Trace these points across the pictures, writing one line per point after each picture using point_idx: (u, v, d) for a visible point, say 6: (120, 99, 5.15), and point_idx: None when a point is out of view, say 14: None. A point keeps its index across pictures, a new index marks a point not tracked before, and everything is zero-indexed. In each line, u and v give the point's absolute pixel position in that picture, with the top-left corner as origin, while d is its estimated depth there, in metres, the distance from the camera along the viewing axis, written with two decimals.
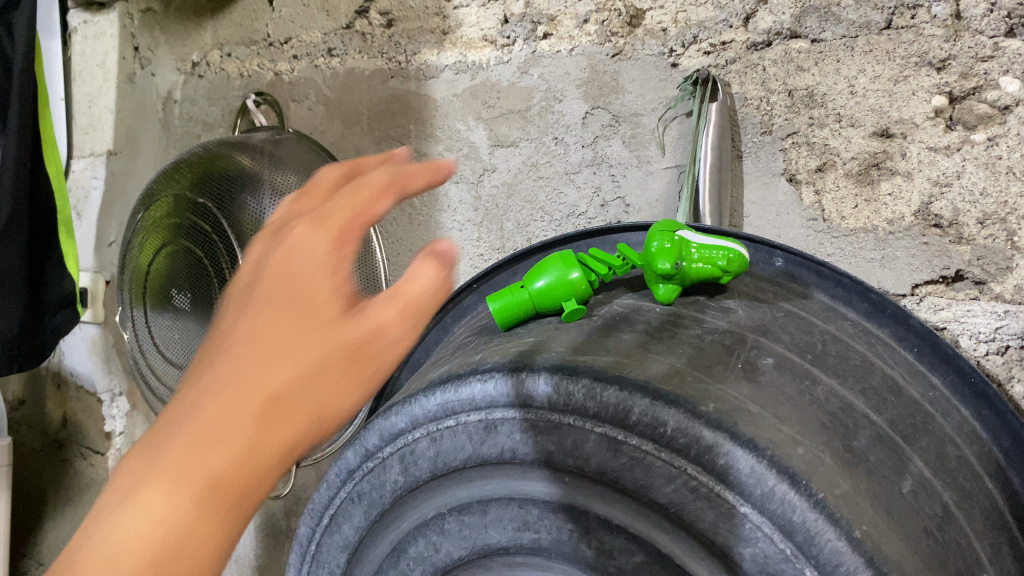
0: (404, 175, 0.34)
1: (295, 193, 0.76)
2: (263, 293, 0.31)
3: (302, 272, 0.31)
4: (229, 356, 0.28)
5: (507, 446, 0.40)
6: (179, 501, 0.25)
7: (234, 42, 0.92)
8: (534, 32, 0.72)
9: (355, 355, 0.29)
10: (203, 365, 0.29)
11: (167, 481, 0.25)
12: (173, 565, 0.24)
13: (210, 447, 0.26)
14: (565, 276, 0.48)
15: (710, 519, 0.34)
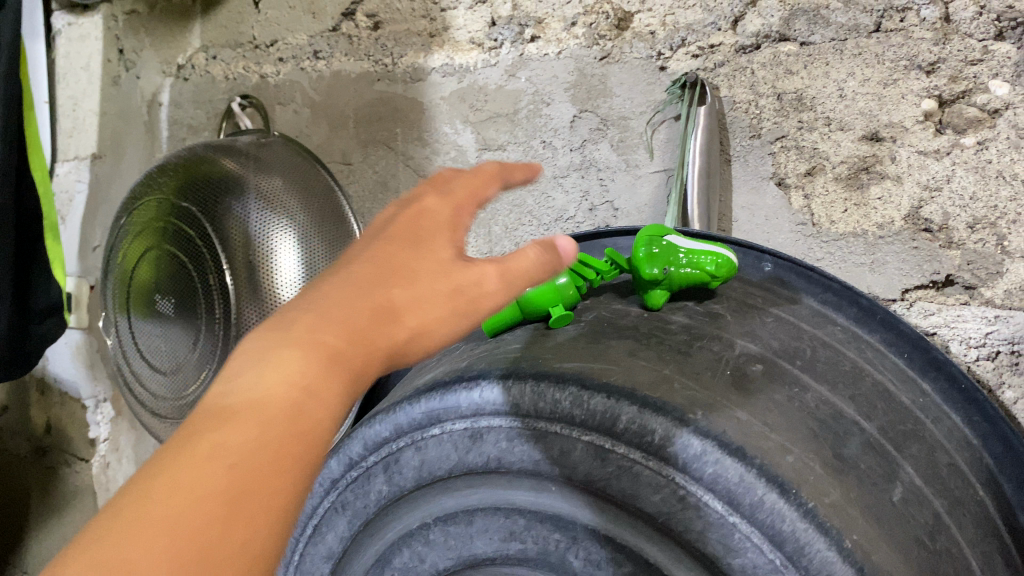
0: (509, 167, 0.38)
1: (282, 200, 0.75)
2: (384, 235, 0.36)
3: (422, 225, 0.36)
4: (356, 277, 0.33)
5: (493, 455, 0.40)
6: (319, 375, 0.29)
7: (219, 44, 0.91)
8: (521, 35, 0.71)
9: (464, 292, 0.33)
10: (333, 280, 0.34)
11: (302, 347, 0.30)
12: (305, 410, 0.28)
13: (342, 327, 0.31)
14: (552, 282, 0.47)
15: (699, 529, 0.33)
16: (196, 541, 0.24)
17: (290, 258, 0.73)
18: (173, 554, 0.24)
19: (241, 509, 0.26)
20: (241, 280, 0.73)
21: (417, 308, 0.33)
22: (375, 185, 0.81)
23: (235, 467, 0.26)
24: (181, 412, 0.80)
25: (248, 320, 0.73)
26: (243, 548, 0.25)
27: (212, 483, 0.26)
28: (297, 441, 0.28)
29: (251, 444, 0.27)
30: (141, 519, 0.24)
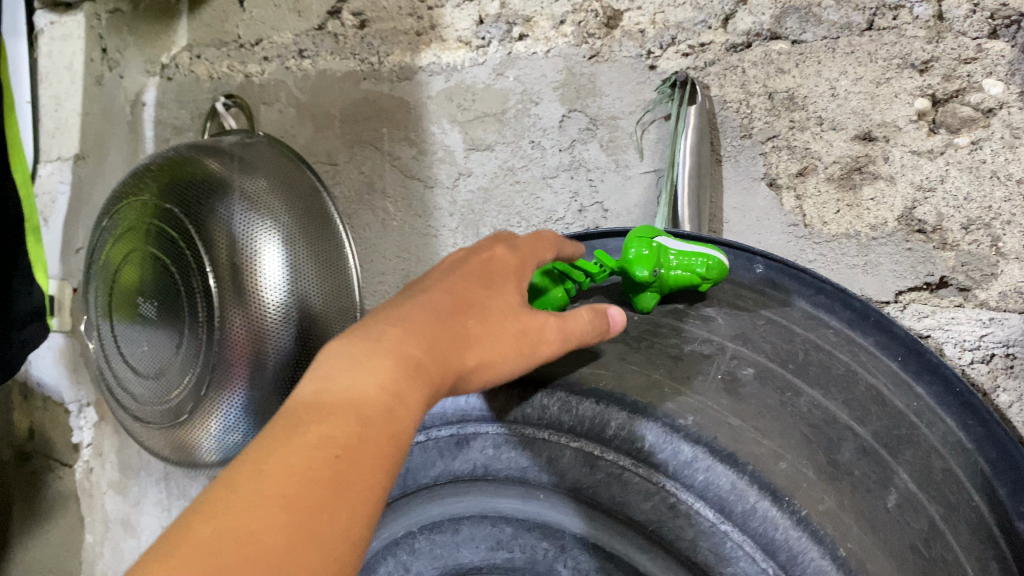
0: (562, 239, 0.48)
1: (266, 200, 0.73)
2: (459, 276, 0.42)
3: (491, 276, 0.42)
4: (437, 304, 0.39)
5: (480, 461, 0.43)
6: (407, 384, 0.34)
7: (203, 43, 0.89)
8: (509, 34, 0.70)
9: (531, 334, 0.40)
10: (419, 301, 0.39)
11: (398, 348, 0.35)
12: (398, 401, 0.33)
13: (432, 339, 0.36)
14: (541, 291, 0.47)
15: (690, 536, 0.36)
16: (311, 513, 0.27)
17: (274, 260, 0.71)
18: (293, 520, 0.27)
19: (348, 489, 0.29)
20: (224, 283, 0.71)
21: (488, 341, 0.39)
22: (362, 185, 0.80)
23: (343, 454, 0.30)
24: (163, 416, 0.79)
25: (231, 323, 0.71)
26: (348, 522, 0.28)
27: (323, 464, 0.29)
28: (388, 438, 0.32)
29: (354, 435, 0.30)
30: (264, 492, 0.27)
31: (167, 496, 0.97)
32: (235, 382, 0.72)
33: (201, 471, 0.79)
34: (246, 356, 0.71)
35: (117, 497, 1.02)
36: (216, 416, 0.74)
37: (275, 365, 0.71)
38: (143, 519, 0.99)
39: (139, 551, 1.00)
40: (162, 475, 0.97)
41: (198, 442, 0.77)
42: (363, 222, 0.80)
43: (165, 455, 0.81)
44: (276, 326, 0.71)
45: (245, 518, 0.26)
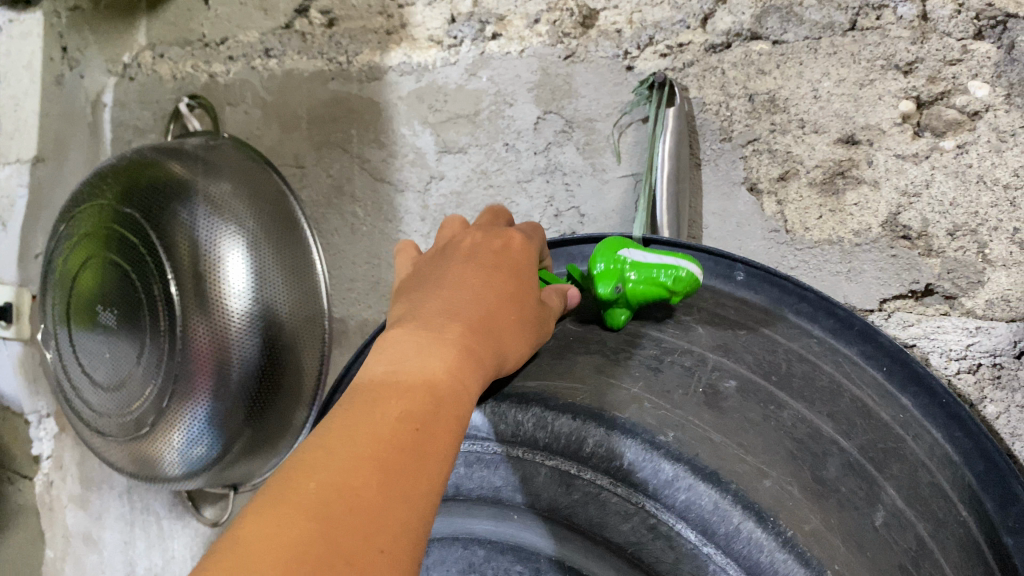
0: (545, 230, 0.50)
1: (229, 205, 0.70)
2: (487, 260, 0.43)
3: (518, 260, 0.44)
4: (478, 289, 0.41)
5: (452, 481, 0.42)
6: (468, 370, 0.36)
7: (167, 42, 0.86)
8: (482, 32, 0.68)
9: (545, 323, 0.43)
10: (461, 287, 0.41)
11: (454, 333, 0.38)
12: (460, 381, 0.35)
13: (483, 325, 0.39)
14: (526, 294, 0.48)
15: (671, 560, 0.35)
16: (399, 477, 0.30)
17: (239, 267, 0.68)
18: (384, 482, 0.30)
19: (426, 460, 0.32)
20: (186, 289, 0.69)
21: (526, 332, 0.41)
22: (330, 189, 0.78)
23: (421, 427, 0.32)
24: (124, 429, 0.76)
25: (193, 333, 0.69)
26: (428, 490, 0.31)
27: (404, 436, 0.32)
28: (458, 420, 0.34)
29: (431, 413, 0.33)
30: (359, 456, 0.30)
31: (130, 510, 0.94)
32: (197, 394, 0.69)
33: (163, 485, 0.76)
34: (208, 366, 0.68)
35: (78, 511, 0.99)
36: (178, 428, 0.71)
37: (240, 374, 0.68)
38: (106, 534, 0.96)
39: (102, 567, 0.97)
40: (125, 488, 0.94)
41: (160, 455, 0.74)
42: (331, 227, 0.78)
43: (126, 469, 0.78)
44: (240, 335, 0.68)
45: (340, 477, 0.29)
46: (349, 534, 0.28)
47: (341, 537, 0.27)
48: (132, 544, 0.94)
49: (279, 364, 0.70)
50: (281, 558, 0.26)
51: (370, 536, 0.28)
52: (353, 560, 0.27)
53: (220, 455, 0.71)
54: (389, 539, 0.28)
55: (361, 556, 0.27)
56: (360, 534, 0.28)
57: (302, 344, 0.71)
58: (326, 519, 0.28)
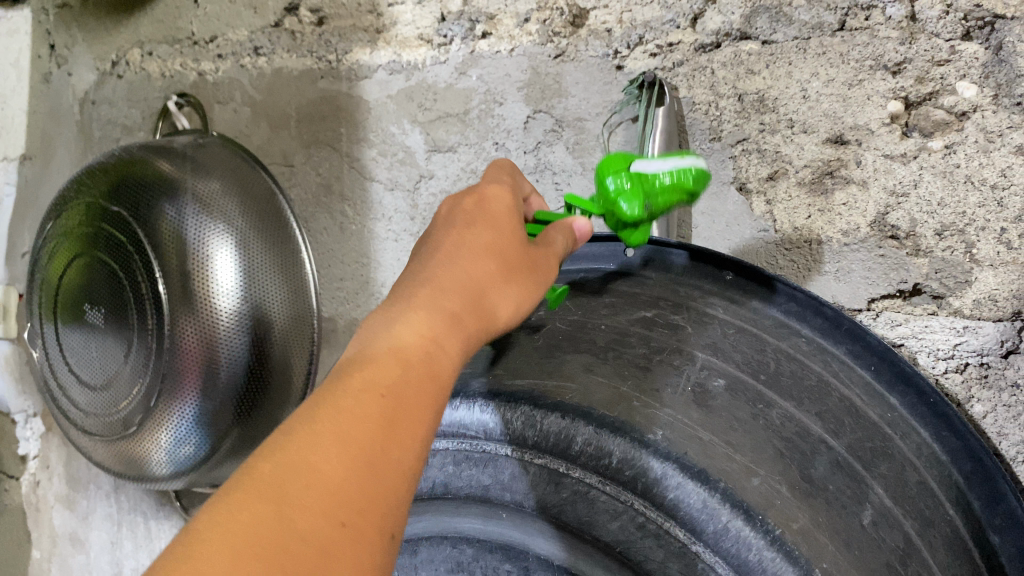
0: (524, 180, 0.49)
1: (218, 203, 0.70)
2: (459, 222, 0.42)
3: (495, 218, 0.42)
4: (452, 254, 0.40)
5: (439, 481, 0.42)
6: (442, 331, 0.35)
7: (155, 40, 0.86)
8: (471, 31, 0.68)
9: (540, 269, 0.41)
10: (434, 257, 0.40)
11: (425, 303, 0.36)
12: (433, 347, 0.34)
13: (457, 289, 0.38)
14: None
15: (659, 558, 0.35)
16: (365, 449, 0.29)
17: (227, 264, 0.68)
18: (348, 455, 0.28)
19: (397, 429, 0.30)
20: (173, 288, 0.68)
21: (511, 272, 0.40)
22: (320, 188, 0.78)
23: (389, 394, 0.31)
24: (111, 428, 0.76)
25: (181, 332, 0.68)
26: (400, 460, 0.30)
27: (371, 406, 0.31)
28: (435, 384, 0.33)
29: (400, 379, 0.32)
30: (320, 430, 0.29)
31: (117, 511, 0.94)
32: (186, 393, 0.69)
33: (151, 484, 0.76)
34: (196, 365, 0.68)
35: (64, 511, 0.98)
36: (166, 427, 0.71)
37: (229, 373, 0.68)
38: (92, 535, 0.95)
39: (88, 568, 0.96)
40: (111, 489, 0.94)
41: (147, 455, 0.73)
42: (320, 226, 0.78)
43: (112, 468, 0.78)
44: (230, 334, 0.68)
45: (299, 454, 0.28)
46: (305, 514, 0.26)
47: (296, 519, 0.26)
48: (119, 545, 0.94)
49: (268, 364, 0.69)
50: (230, 548, 0.25)
51: (330, 512, 0.27)
52: (311, 540, 0.26)
53: (208, 455, 0.71)
54: (353, 514, 0.27)
55: (320, 535, 0.26)
56: (318, 512, 0.26)
57: (292, 344, 0.71)
58: (281, 502, 0.26)
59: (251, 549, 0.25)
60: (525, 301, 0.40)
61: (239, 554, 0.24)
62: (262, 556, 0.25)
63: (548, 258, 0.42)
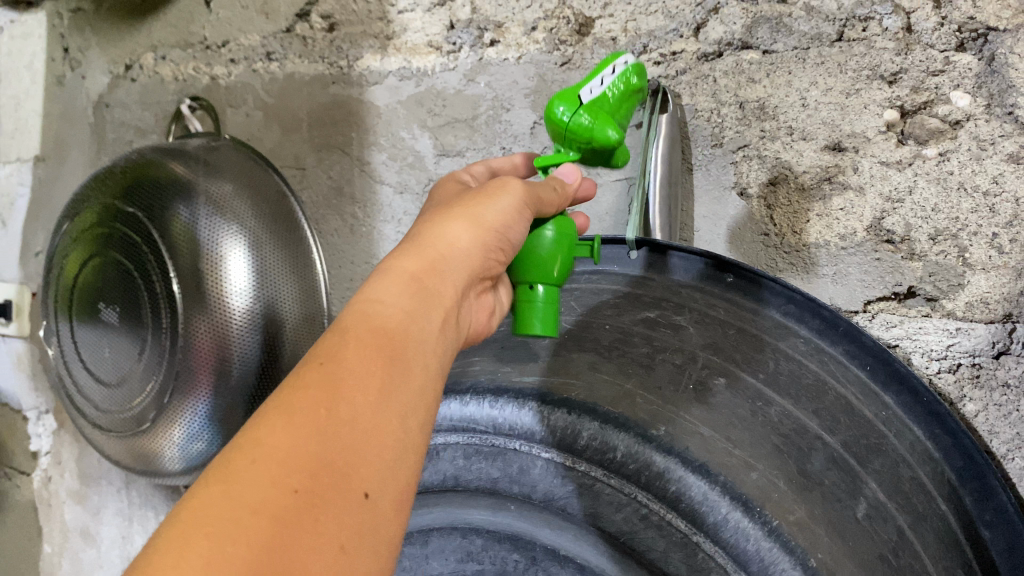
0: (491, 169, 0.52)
1: (231, 205, 0.72)
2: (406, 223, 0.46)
3: (439, 205, 0.46)
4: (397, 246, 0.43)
5: (451, 472, 0.44)
6: (385, 288, 0.39)
7: (168, 44, 0.88)
8: (480, 39, 0.70)
9: (481, 203, 0.43)
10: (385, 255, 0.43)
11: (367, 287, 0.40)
12: (373, 315, 0.37)
13: (394, 266, 0.40)
14: (535, 232, 0.46)
15: (662, 548, 0.37)
16: (310, 419, 0.31)
17: (240, 265, 0.70)
18: (294, 428, 0.31)
19: (341, 389, 0.33)
20: (186, 287, 0.70)
21: (447, 216, 0.43)
22: (330, 190, 0.79)
23: (328, 362, 0.34)
24: (124, 424, 0.77)
25: (194, 329, 0.70)
26: (351, 420, 0.32)
27: (314, 377, 0.33)
28: (384, 339, 0.36)
29: (340, 344, 0.35)
30: (267, 414, 0.32)
31: (128, 505, 0.95)
32: (198, 391, 0.70)
33: (163, 480, 0.78)
34: (209, 363, 0.69)
35: (75, 506, 1.00)
36: (178, 424, 0.72)
37: (241, 370, 0.69)
38: (103, 529, 0.97)
39: (99, 562, 0.97)
40: (123, 484, 0.95)
41: (160, 451, 0.75)
42: (331, 228, 0.80)
43: (125, 464, 0.79)
44: (242, 331, 0.69)
45: (247, 438, 0.30)
46: (254, 486, 0.28)
47: (245, 492, 0.28)
48: (130, 539, 0.95)
49: (280, 362, 0.71)
50: (184, 528, 0.27)
51: (279, 480, 0.29)
52: (262, 507, 0.28)
53: (219, 451, 0.72)
54: (305, 479, 0.29)
55: (271, 502, 0.28)
56: (267, 482, 0.29)
57: (303, 342, 0.73)
58: (230, 482, 0.29)
59: (201, 524, 0.27)
60: (481, 215, 0.43)
61: (190, 529, 0.27)
62: (214, 528, 0.27)
63: (498, 185, 0.44)
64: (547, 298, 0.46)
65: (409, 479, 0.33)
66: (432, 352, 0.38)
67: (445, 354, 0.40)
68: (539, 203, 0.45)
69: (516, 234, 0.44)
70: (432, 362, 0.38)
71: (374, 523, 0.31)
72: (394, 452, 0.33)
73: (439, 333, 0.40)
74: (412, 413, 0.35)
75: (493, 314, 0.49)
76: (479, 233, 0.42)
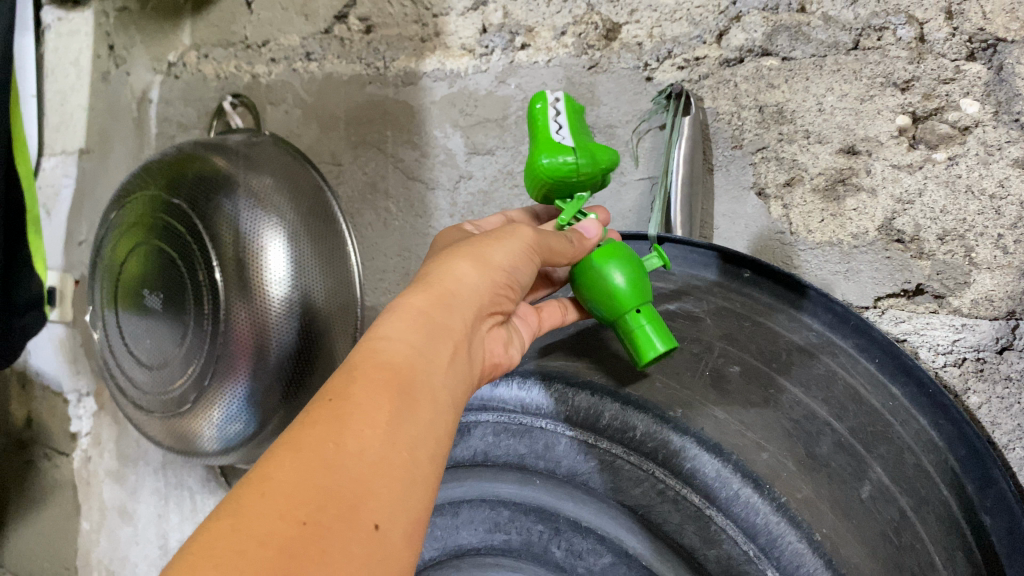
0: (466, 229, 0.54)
1: (271, 197, 0.75)
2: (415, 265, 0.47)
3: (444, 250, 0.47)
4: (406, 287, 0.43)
5: (482, 448, 0.48)
6: (395, 325, 0.39)
7: (211, 43, 0.92)
8: (511, 43, 0.73)
9: (489, 246, 0.45)
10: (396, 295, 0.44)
11: (373, 326, 0.40)
12: (381, 353, 0.37)
13: (401, 306, 0.41)
14: (606, 280, 0.46)
15: (676, 521, 0.39)
16: (317, 453, 0.31)
17: (278, 257, 0.73)
18: (301, 462, 0.30)
19: (349, 424, 0.33)
20: (230, 276, 0.73)
21: (461, 253, 0.45)
22: (365, 186, 0.83)
23: (335, 399, 0.34)
24: (166, 406, 0.81)
25: (236, 315, 0.73)
26: (359, 452, 0.32)
27: (321, 413, 0.33)
28: (392, 376, 0.36)
29: (347, 380, 0.35)
30: (275, 450, 0.31)
31: (165, 485, 0.98)
32: (237, 374, 0.74)
33: (200, 459, 0.81)
34: (247, 348, 0.73)
35: (114, 485, 1.04)
36: (218, 405, 0.76)
37: (278, 355, 0.73)
38: (140, 508, 1.01)
39: (135, 539, 1.01)
40: (161, 465, 0.98)
41: (200, 431, 0.78)
42: (365, 221, 0.83)
43: (166, 444, 0.83)
44: (280, 317, 0.72)
45: (256, 474, 0.30)
46: (263, 518, 0.28)
47: (255, 524, 0.27)
48: (165, 518, 0.98)
49: (315, 347, 0.74)
50: (193, 558, 0.26)
51: (287, 513, 0.28)
52: (271, 540, 0.27)
53: (255, 432, 0.75)
54: (312, 513, 0.29)
55: (280, 534, 0.27)
56: (276, 516, 0.28)
57: (336, 329, 0.76)
58: (239, 516, 0.28)
59: (207, 556, 0.26)
60: (488, 255, 0.45)
61: (198, 560, 0.26)
62: (220, 559, 0.26)
63: (506, 232, 0.47)
64: (649, 319, 0.44)
65: (418, 510, 0.33)
66: (442, 386, 0.38)
67: (458, 385, 0.40)
68: (548, 253, 0.46)
69: (524, 274, 0.46)
70: (442, 396, 0.38)
71: (384, 555, 0.30)
72: (405, 487, 0.33)
73: (451, 366, 0.40)
74: (421, 446, 0.35)
75: (512, 344, 0.49)
76: (488, 272, 0.44)
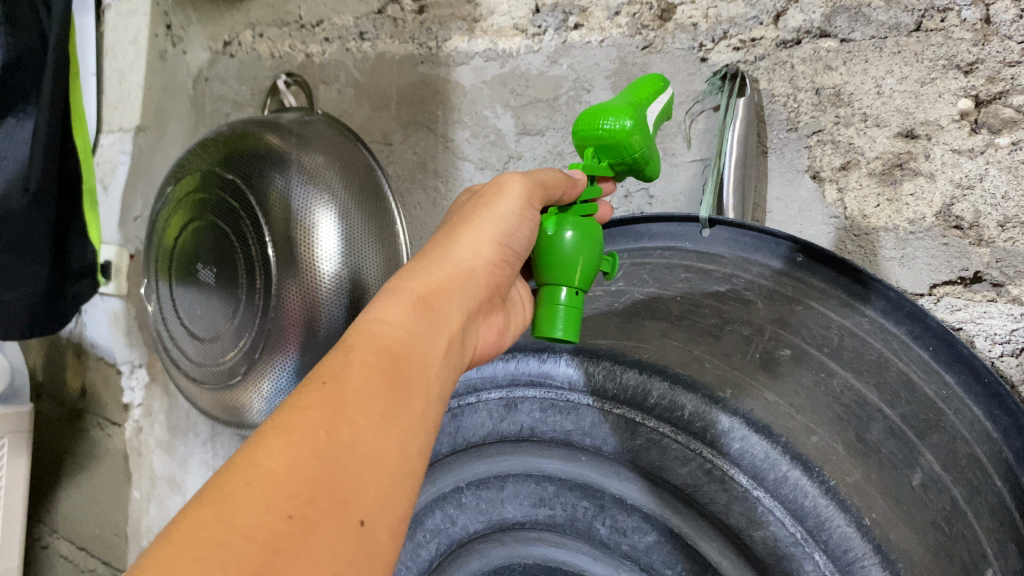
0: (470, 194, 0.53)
1: (324, 175, 0.76)
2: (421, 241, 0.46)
3: (450, 227, 0.46)
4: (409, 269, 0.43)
5: (528, 423, 0.48)
6: (391, 309, 0.39)
7: (266, 22, 0.93)
8: (564, 23, 0.73)
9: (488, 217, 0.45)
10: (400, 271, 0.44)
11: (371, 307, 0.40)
12: (375, 335, 0.37)
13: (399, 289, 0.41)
14: (558, 237, 0.46)
15: (724, 501, 0.39)
16: (309, 442, 0.31)
17: (330, 232, 0.74)
18: (294, 451, 0.30)
19: (344, 413, 0.33)
20: (281, 253, 0.74)
21: (459, 234, 0.45)
22: (415, 165, 0.84)
23: (329, 382, 0.34)
24: (216, 377, 0.83)
25: (285, 292, 0.74)
26: (351, 443, 0.32)
27: (316, 396, 0.33)
28: (388, 363, 0.36)
29: (343, 364, 0.35)
30: (268, 435, 0.31)
31: (213, 457, 1.00)
32: (287, 348, 0.75)
33: (248, 431, 0.83)
34: (298, 323, 0.74)
35: (164, 456, 1.07)
36: (267, 378, 0.77)
37: (328, 330, 0.74)
38: (189, 478, 1.03)
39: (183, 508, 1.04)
40: (209, 436, 1.00)
41: (248, 403, 0.80)
42: (414, 201, 0.84)
43: (214, 415, 0.85)
44: (330, 296, 0.73)
45: (246, 460, 0.30)
46: (248, 509, 0.28)
47: (241, 515, 0.28)
48: None
49: None
50: (176, 547, 0.26)
51: (274, 506, 0.28)
52: (256, 533, 0.27)
53: None
54: (302, 505, 0.29)
55: (265, 528, 0.28)
56: (263, 507, 0.28)
57: None
58: (225, 504, 0.28)
59: (191, 548, 0.26)
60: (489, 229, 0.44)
61: (181, 547, 0.26)
62: (203, 553, 0.26)
63: (504, 195, 0.46)
64: (570, 302, 0.44)
65: (404, 503, 0.33)
66: (435, 374, 0.39)
67: (449, 375, 0.41)
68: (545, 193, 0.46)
69: (520, 240, 0.45)
70: (434, 387, 0.38)
71: (370, 551, 0.30)
72: (395, 481, 0.33)
73: (443, 356, 0.40)
74: (412, 438, 0.35)
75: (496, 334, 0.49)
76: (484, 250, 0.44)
